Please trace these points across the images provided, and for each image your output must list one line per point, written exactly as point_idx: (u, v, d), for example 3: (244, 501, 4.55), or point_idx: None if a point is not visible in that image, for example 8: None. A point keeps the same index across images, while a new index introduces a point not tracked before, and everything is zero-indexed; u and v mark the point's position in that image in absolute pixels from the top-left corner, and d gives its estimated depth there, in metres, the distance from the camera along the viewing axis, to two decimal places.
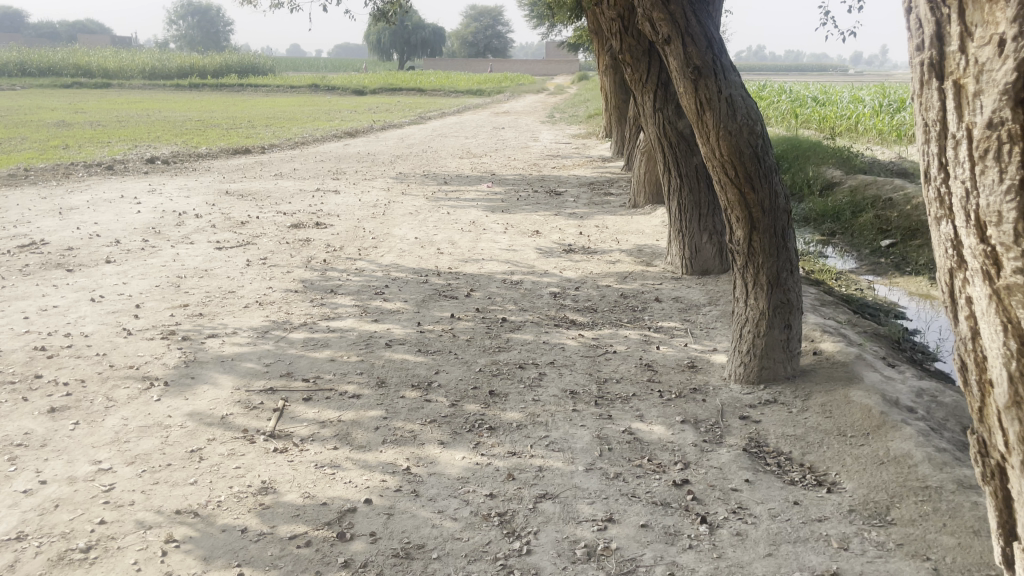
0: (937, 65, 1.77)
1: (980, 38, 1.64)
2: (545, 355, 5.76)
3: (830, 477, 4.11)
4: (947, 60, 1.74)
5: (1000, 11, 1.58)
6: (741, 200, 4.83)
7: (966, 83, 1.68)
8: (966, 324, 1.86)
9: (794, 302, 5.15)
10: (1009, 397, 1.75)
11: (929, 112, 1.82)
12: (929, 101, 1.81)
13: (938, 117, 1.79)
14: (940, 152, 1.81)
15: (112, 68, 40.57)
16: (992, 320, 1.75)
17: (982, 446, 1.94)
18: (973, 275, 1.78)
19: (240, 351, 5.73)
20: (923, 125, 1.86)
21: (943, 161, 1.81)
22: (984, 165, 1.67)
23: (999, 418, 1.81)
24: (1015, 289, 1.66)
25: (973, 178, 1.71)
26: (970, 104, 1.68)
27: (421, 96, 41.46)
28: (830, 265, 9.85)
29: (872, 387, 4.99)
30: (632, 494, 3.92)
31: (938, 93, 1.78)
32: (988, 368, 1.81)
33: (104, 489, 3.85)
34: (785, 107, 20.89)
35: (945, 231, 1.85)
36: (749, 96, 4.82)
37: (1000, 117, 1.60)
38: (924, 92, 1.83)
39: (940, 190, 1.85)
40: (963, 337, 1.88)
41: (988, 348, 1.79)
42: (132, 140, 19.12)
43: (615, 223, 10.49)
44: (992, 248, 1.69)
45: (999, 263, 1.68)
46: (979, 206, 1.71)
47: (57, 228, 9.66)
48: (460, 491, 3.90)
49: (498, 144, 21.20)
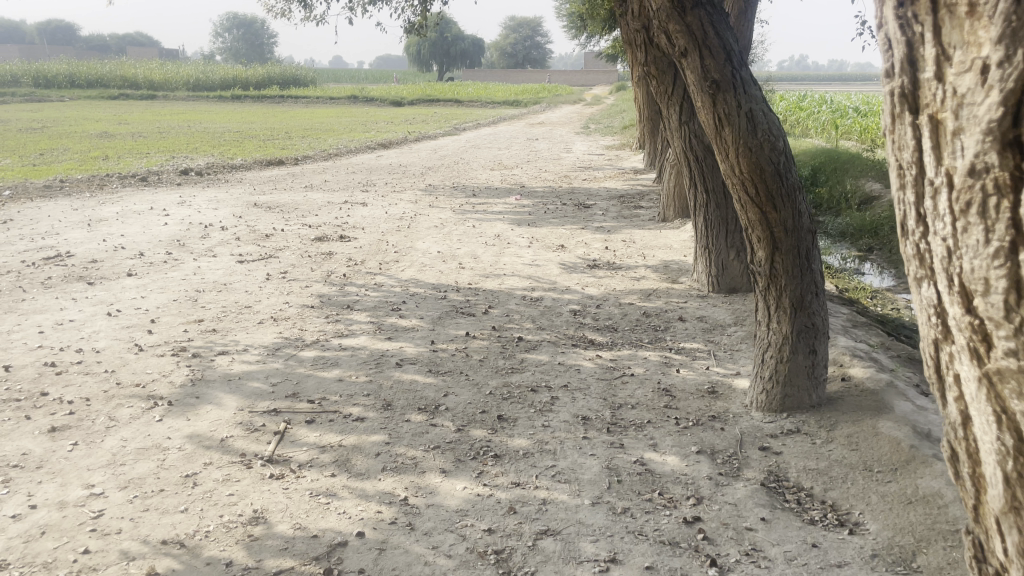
0: (910, 95, 1.68)
1: (959, 63, 1.54)
2: (559, 377, 5.56)
3: (853, 517, 3.86)
4: (921, 89, 1.65)
5: (983, 30, 1.49)
6: (762, 219, 4.59)
7: (944, 119, 1.59)
8: (955, 408, 1.77)
9: (820, 326, 4.89)
10: (1007, 501, 1.65)
11: (904, 152, 1.73)
12: (903, 138, 1.72)
13: (913, 157, 1.70)
14: (918, 200, 1.72)
15: (158, 79, 41.47)
16: (985, 408, 1.65)
17: (978, 550, 1.84)
18: (960, 351, 1.68)
19: (248, 370, 5.63)
20: (897, 167, 1.77)
21: (921, 212, 1.72)
22: (968, 222, 1.57)
23: (996, 524, 1.71)
24: (1007, 374, 1.56)
25: (954, 235, 1.61)
26: (949, 144, 1.58)
27: (459, 106, 41.55)
28: (866, 283, 9.50)
29: (903, 417, 4.70)
30: (639, 532, 3.71)
31: (912, 128, 1.69)
32: (982, 463, 1.72)
33: (93, 516, 3.75)
34: (825, 118, 20.48)
35: (927, 294, 1.76)
36: (771, 111, 4.60)
37: (986, 162, 1.50)
38: (897, 127, 1.75)
39: (919, 245, 1.75)
40: (954, 423, 1.78)
41: (981, 442, 1.69)
42: (170, 152, 19.36)
43: (643, 238, 10.26)
44: (980, 321, 1.59)
45: (989, 339, 1.58)
46: (963, 271, 1.61)
47: (84, 240, 9.72)
48: (457, 525, 3.72)
49: (531, 155, 21.10)
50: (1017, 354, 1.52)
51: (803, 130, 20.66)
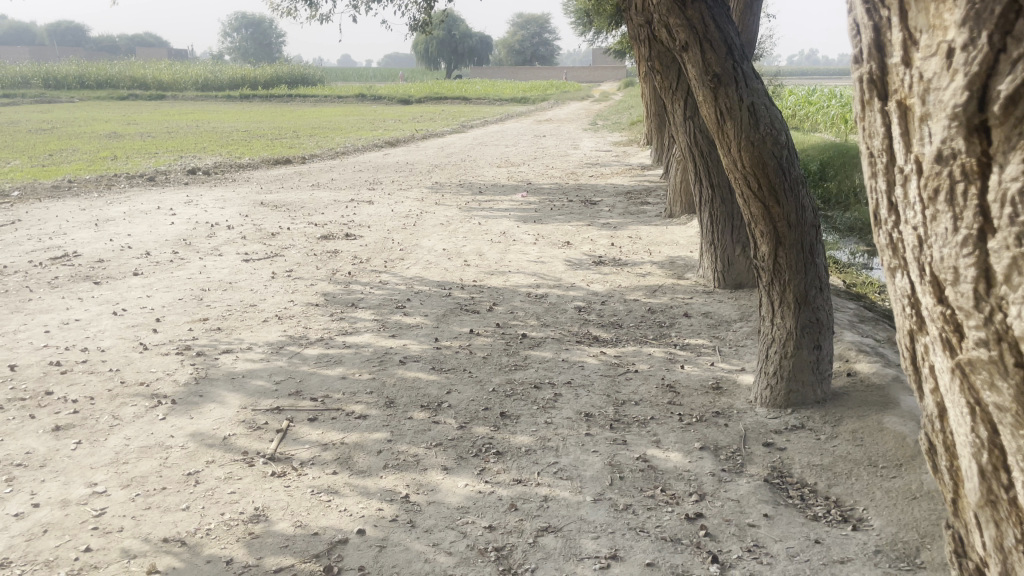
0: (879, 81, 1.68)
1: (926, 46, 1.53)
2: (563, 374, 5.55)
3: (857, 513, 3.83)
4: (889, 75, 1.65)
5: (948, 13, 1.47)
6: (765, 213, 4.55)
7: (912, 105, 1.59)
8: (934, 401, 1.81)
9: (825, 320, 4.86)
10: (983, 493, 1.72)
11: (874, 139, 1.74)
12: (873, 125, 1.73)
13: (884, 144, 1.71)
14: (888, 188, 1.73)
15: (167, 79, 41.61)
16: (960, 400, 1.69)
17: (963, 540, 1.90)
18: (935, 343, 1.71)
19: (253, 368, 5.64)
20: (868, 155, 1.78)
21: (892, 201, 1.73)
22: (937, 209, 1.58)
23: (976, 515, 1.78)
24: (978, 365, 1.59)
25: (925, 224, 1.63)
26: (918, 131, 1.59)
27: (466, 104, 41.54)
28: (874, 277, 9.45)
29: (909, 413, 4.66)
30: (640, 528, 3.69)
31: (881, 115, 1.70)
32: (960, 457, 1.78)
33: (95, 514, 3.76)
34: (834, 112, 20.38)
35: (901, 284, 1.78)
36: (773, 104, 4.57)
37: (953, 148, 1.50)
38: (867, 115, 1.76)
39: (892, 234, 1.77)
40: (933, 415, 1.84)
41: (958, 435, 1.75)
42: (177, 151, 19.41)
43: (649, 234, 10.23)
44: (952, 311, 1.61)
45: (961, 329, 1.60)
46: (933, 260, 1.62)
47: (91, 240, 9.76)
48: (458, 522, 3.72)
49: (539, 152, 21.07)
50: (988, 344, 1.54)
51: (813, 125, 20.59)
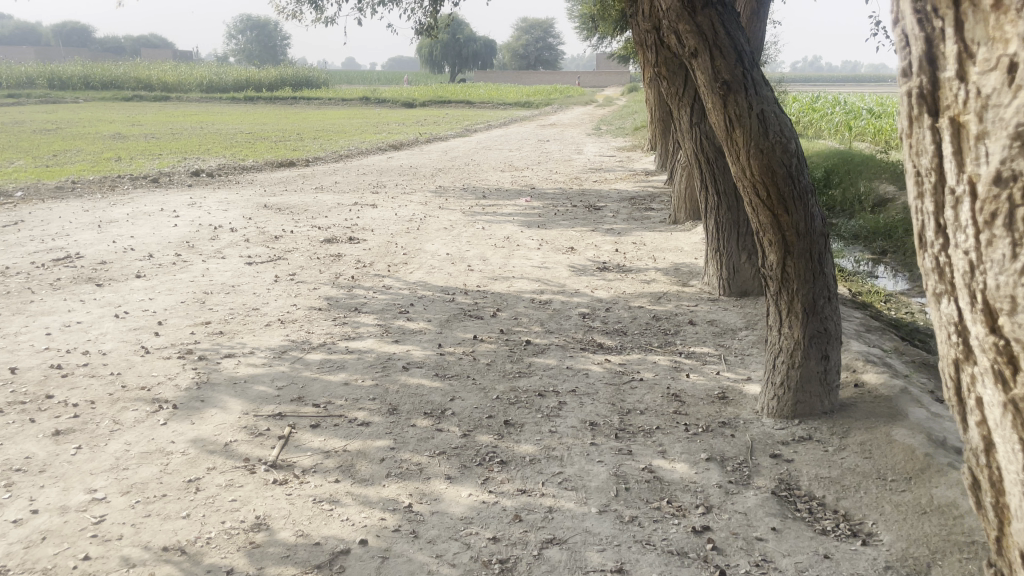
0: (929, 96, 1.65)
1: (984, 61, 1.50)
2: (567, 382, 5.49)
3: (866, 527, 3.77)
4: (940, 90, 1.62)
5: (1010, 26, 1.44)
6: (773, 222, 4.51)
7: (967, 122, 1.56)
8: (978, 434, 1.76)
9: (833, 331, 4.81)
10: None
11: (922, 157, 1.71)
12: (922, 142, 1.70)
13: (932, 163, 1.68)
14: (937, 211, 1.70)
15: (172, 81, 41.68)
16: (1011, 435, 1.64)
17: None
18: (984, 374, 1.66)
19: (254, 373, 5.59)
20: (915, 173, 1.75)
21: (941, 223, 1.70)
22: (993, 234, 1.53)
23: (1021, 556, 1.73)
24: None
25: (978, 249, 1.58)
26: (973, 151, 1.55)
27: (471, 108, 41.59)
28: (879, 286, 9.41)
29: (917, 425, 4.61)
30: (647, 541, 3.64)
31: (932, 132, 1.67)
32: (1007, 494, 1.72)
33: (94, 521, 3.72)
34: (838, 119, 20.45)
35: (947, 311, 1.74)
36: (783, 112, 4.50)
37: (1014, 169, 1.46)
38: (915, 131, 1.73)
39: (938, 259, 1.74)
40: (977, 448, 1.78)
41: (1007, 471, 1.69)
42: (182, 153, 19.36)
43: (653, 240, 10.19)
44: (1006, 342, 1.56)
45: (1016, 361, 1.55)
46: (987, 287, 1.57)
47: (94, 242, 9.72)
48: (461, 533, 3.67)
49: (543, 156, 21.07)
50: None
51: (816, 132, 20.63)
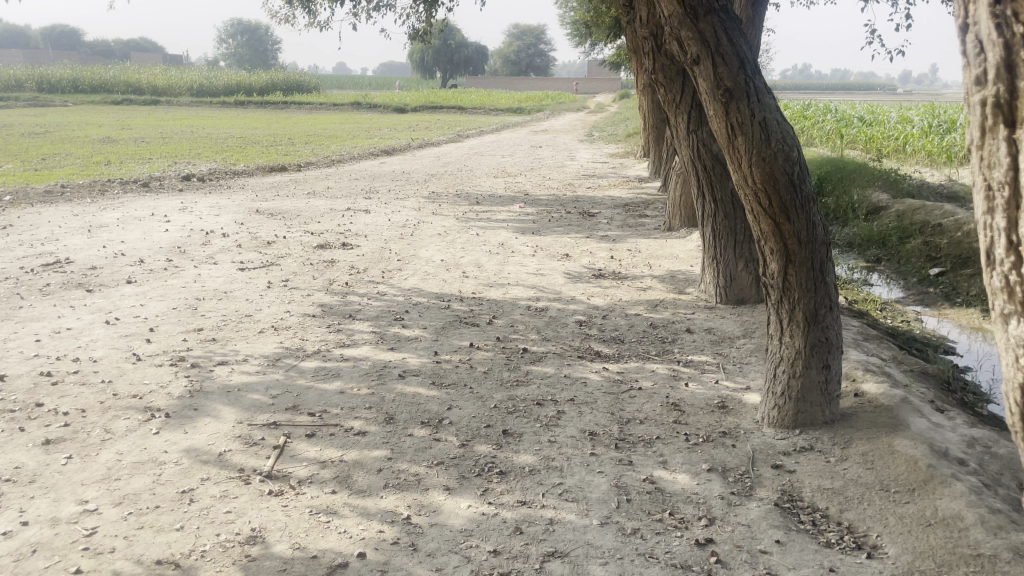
0: (1006, 105, 1.69)
1: None
2: (565, 391, 5.43)
3: (871, 539, 3.73)
4: (1018, 101, 1.66)
5: None
6: (775, 231, 4.48)
7: None
8: None
9: (834, 340, 4.77)
10: None
11: (994, 170, 1.75)
12: (996, 154, 1.74)
13: (1006, 176, 1.71)
14: (1009, 227, 1.74)
15: (162, 85, 41.53)
16: None
17: None
18: None
19: (248, 382, 5.51)
20: (986, 186, 1.79)
21: (1012, 241, 1.73)
22: None
23: None
24: None
25: None
26: None
27: (463, 113, 41.58)
28: (875, 294, 9.42)
29: (919, 435, 4.58)
30: (650, 554, 3.59)
31: (1007, 143, 1.70)
32: None
33: (86, 533, 3.63)
34: (830, 127, 20.53)
35: (1015, 334, 1.77)
36: (785, 120, 4.45)
37: None
38: (987, 143, 1.76)
39: (1008, 277, 1.77)
40: None
41: None
42: (172, 157, 19.23)
43: (648, 247, 10.15)
44: None
45: None
46: None
47: (83, 247, 9.61)
48: (462, 546, 3.60)
49: (535, 162, 21.05)
50: None
51: (808, 139, 20.70)
